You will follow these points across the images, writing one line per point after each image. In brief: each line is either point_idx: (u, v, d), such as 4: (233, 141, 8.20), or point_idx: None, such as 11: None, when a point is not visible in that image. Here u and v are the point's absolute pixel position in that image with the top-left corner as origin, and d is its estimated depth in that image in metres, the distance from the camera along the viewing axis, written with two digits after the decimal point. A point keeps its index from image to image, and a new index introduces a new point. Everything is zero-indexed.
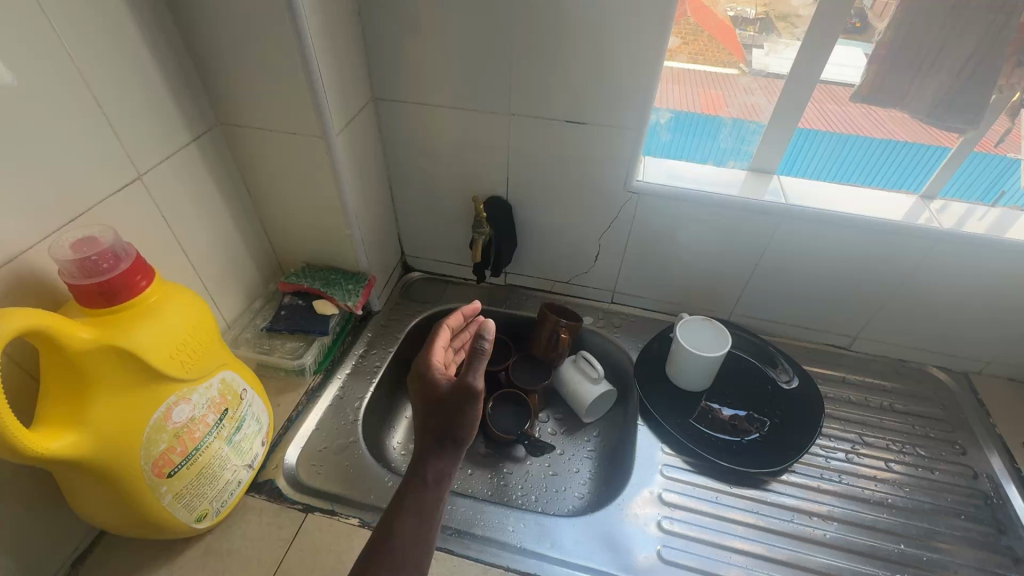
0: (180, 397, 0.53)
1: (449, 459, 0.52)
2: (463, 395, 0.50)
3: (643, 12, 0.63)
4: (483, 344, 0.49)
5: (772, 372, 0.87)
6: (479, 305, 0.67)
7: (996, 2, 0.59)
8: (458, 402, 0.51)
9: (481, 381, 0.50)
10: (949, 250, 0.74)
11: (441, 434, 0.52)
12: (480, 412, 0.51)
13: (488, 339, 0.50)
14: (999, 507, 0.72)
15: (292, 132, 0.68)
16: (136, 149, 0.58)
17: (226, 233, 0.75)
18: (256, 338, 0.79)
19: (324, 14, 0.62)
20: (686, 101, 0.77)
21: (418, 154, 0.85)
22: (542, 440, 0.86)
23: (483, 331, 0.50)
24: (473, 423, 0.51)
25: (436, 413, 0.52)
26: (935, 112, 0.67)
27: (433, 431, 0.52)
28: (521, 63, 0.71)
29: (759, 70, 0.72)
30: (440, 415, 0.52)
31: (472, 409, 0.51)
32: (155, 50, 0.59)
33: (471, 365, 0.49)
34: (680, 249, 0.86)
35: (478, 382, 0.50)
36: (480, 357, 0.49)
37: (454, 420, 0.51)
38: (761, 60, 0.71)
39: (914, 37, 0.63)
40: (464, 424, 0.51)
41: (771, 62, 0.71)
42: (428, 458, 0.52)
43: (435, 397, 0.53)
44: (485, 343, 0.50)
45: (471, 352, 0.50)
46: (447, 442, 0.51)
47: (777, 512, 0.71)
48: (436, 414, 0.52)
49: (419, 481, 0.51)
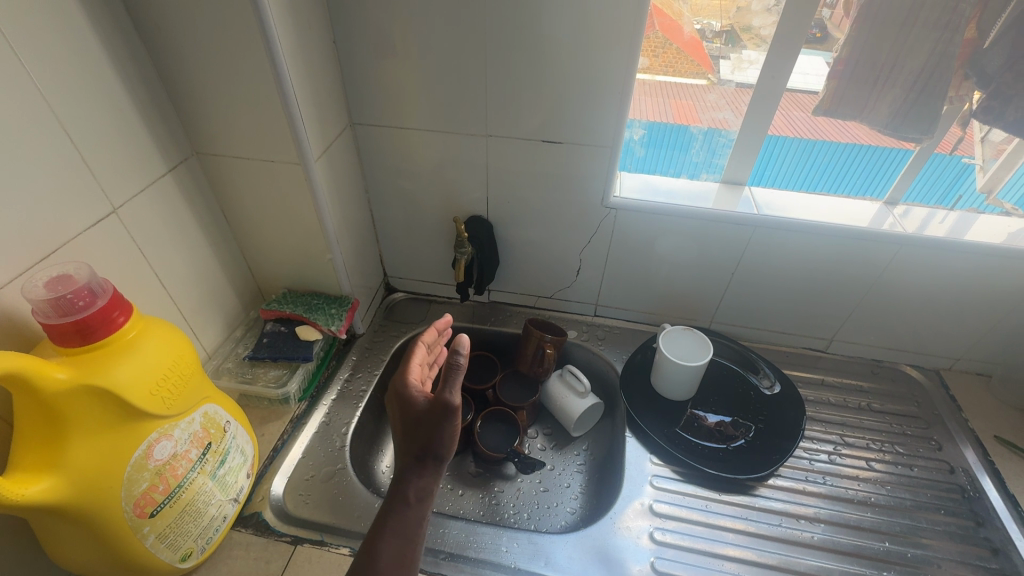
0: (161, 434, 0.52)
1: (430, 476, 0.52)
2: (442, 411, 0.51)
3: (611, 35, 0.65)
4: (459, 359, 0.50)
5: (754, 377, 0.87)
6: (450, 317, 0.67)
7: (942, 21, 0.62)
8: (437, 417, 0.51)
9: (458, 397, 0.51)
10: (914, 254, 0.78)
11: (422, 450, 0.52)
12: (459, 427, 0.51)
13: (464, 354, 0.51)
14: (976, 500, 0.74)
15: (270, 159, 0.69)
16: (111, 182, 0.58)
17: (205, 263, 0.74)
18: (237, 367, 0.77)
19: (300, 45, 0.63)
20: (659, 113, 0.79)
21: (399, 176, 0.86)
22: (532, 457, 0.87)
23: (459, 347, 0.51)
24: (453, 438, 0.52)
25: (415, 431, 0.52)
26: (892, 124, 0.69)
27: (414, 449, 0.52)
28: (496, 86, 0.72)
29: (726, 81, 0.75)
30: (420, 432, 0.52)
31: (451, 425, 0.51)
32: (128, 82, 0.58)
33: (448, 381, 0.50)
34: (659, 260, 0.88)
35: (455, 398, 0.50)
36: (456, 372, 0.50)
37: (433, 437, 0.51)
38: (727, 72, 0.74)
39: (868, 55, 0.66)
40: (444, 440, 0.51)
41: (736, 76, 0.74)
42: (410, 477, 0.52)
43: (414, 415, 0.53)
44: (461, 357, 0.50)
45: (447, 368, 0.50)
46: (427, 459, 0.52)
47: (766, 517, 0.72)
48: (416, 431, 0.52)
49: (401, 502, 0.50)
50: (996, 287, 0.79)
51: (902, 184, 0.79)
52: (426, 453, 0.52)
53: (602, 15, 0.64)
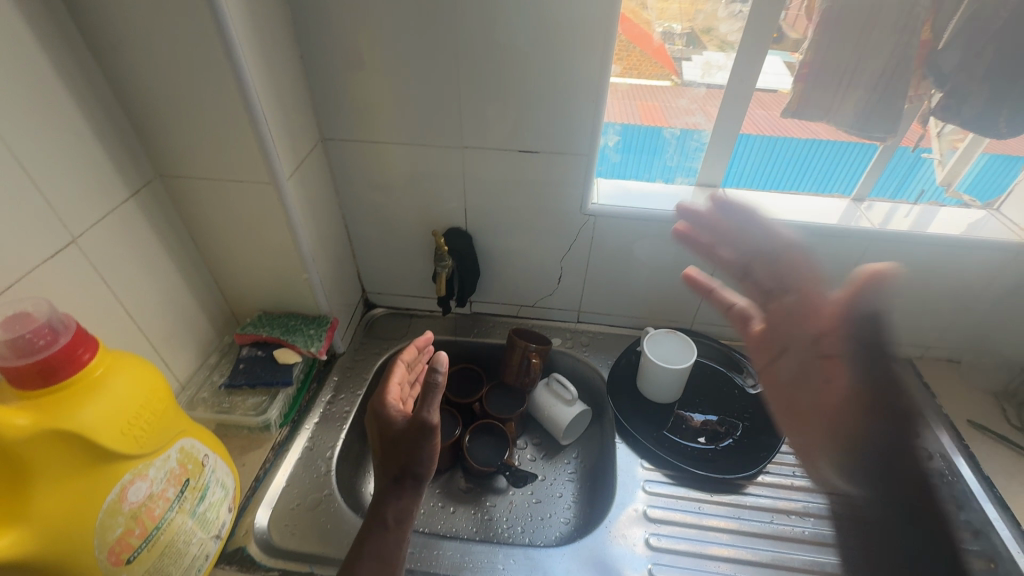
0: (135, 475, 0.49)
1: (409, 497, 0.56)
2: (421, 430, 0.55)
3: (583, 46, 0.66)
4: (437, 377, 0.53)
5: (737, 376, 0.89)
6: (430, 334, 0.72)
7: (900, 26, 0.64)
8: (417, 436, 0.55)
9: (436, 416, 0.54)
10: (882, 247, 0.80)
11: (403, 470, 0.56)
12: (437, 446, 0.55)
13: (442, 372, 0.54)
14: (955, 483, 0.77)
15: (240, 180, 0.66)
16: (69, 211, 0.55)
17: (173, 289, 0.71)
18: (214, 396, 0.74)
19: (266, 62, 0.61)
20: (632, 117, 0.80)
21: (374, 191, 0.84)
22: (524, 469, 0.86)
23: (436, 365, 0.54)
24: (431, 457, 0.56)
25: (396, 451, 0.56)
26: (859, 124, 0.71)
27: (394, 469, 0.56)
28: (470, 97, 0.72)
29: (689, 82, 0.77)
30: (399, 453, 0.56)
31: (430, 444, 0.55)
32: (83, 105, 0.56)
33: (426, 401, 0.54)
34: (638, 264, 0.89)
35: (432, 417, 0.54)
36: (433, 390, 0.54)
37: (413, 457, 0.55)
38: (690, 73, 0.76)
39: (831, 58, 0.68)
40: (423, 460, 0.55)
41: (699, 76, 0.76)
42: (391, 498, 0.56)
43: (393, 435, 0.57)
44: (440, 375, 0.53)
45: (426, 386, 0.54)
46: (408, 479, 0.56)
47: (758, 515, 0.73)
48: (397, 452, 0.57)
49: (381, 523, 0.55)
50: (959, 275, 0.82)
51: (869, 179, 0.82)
52: (406, 472, 0.56)
53: (574, 24, 0.64)
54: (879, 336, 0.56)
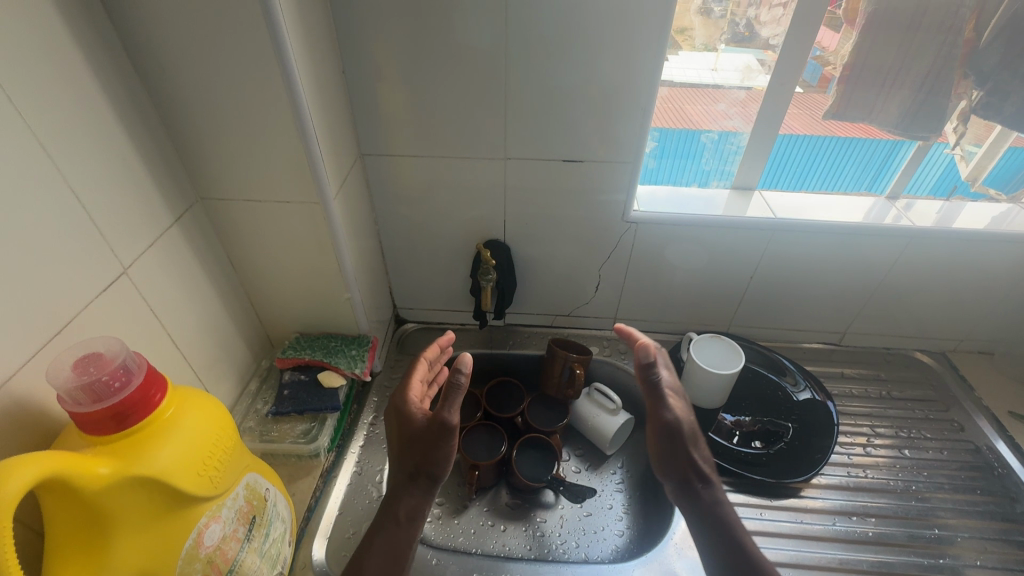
0: (210, 517, 0.47)
1: (420, 495, 0.63)
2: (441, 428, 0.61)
3: (634, 55, 0.65)
4: (460, 378, 0.59)
5: (783, 382, 0.88)
6: (453, 334, 0.74)
7: (945, 26, 0.65)
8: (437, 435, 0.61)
9: (456, 416, 0.60)
10: (921, 244, 0.81)
11: (419, 469, 0.62)
12: (455, 446, 0.61)
13: (465, 372, 0.59)
14: (1006, 476, 0.77)
15: (285, 201, 0.64)
16: (120, 241, 0.52)
17: (214, 316, 0.68)
18: (259, 425, 0.71)
19: (315, 79, 0.59)
20: (669, 117, 0.78)
21: (411, 205, 0.82)
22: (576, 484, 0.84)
23: (460, 366, 0.60)
24: (447, 458, 0.62)
25: (414, 449, 0.63)
26: (902, 124, 0.72)
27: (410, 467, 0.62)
28: (515, 108, 0.70)
29: (668, 80, 0.74)
30: (417, 451, 0.62)
31: (448, 443, 0.61)
32: (131, 129, 0.53)
33: (448, 401, 0.59)
34: (678, 269, 0.88)
35: (453, 418, 0.60)
36: (456, 390, 0.59)
37: (431, 455, 0.61)
38: (669, 70, 0.74)
39: (874, 60, 0.68)
40: (439, 461, 0.61)
41: (676, 72, 0.74)
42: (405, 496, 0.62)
43: (413, 432, 0.63)
44: (463, 376, 0.58)
45: (449, 388, 0.59)
46: (422, 479, 0.62)
47: (820, 519, 0.72)
48: (414, 449, 0.63)
49: (393, 519, 0.61)
50: (996, 268, 0.83)
51: (902, 180, 0.84)
52: (421, 472, 0.62)
53: (624, 31, 0.63)
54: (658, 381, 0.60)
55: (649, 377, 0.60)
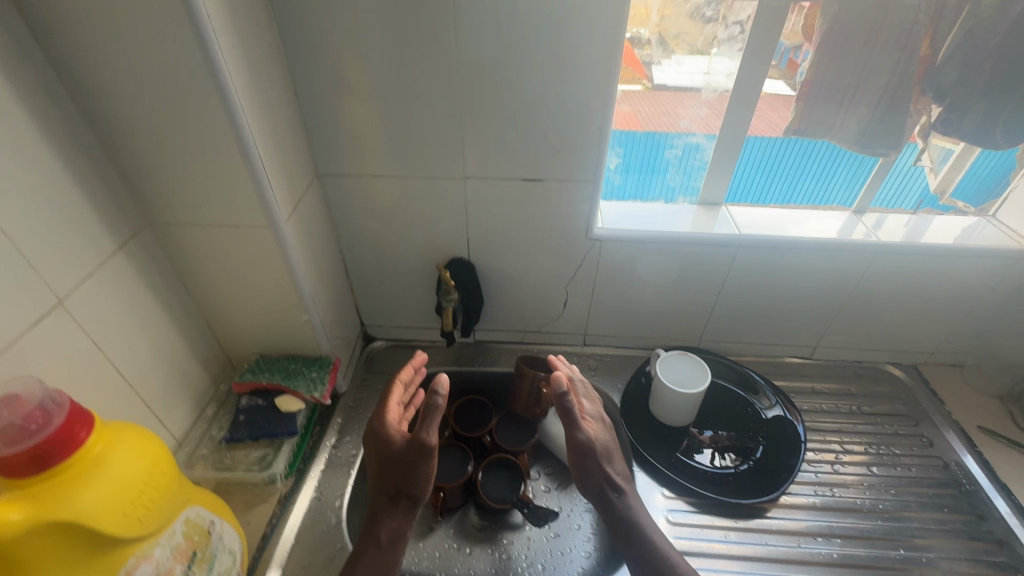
0: (141, 558, 0.46)
1: (401, 518, 0.65)
2: (421, 449, 0.62)
3: (586, 74, 0.65)
4: (437, 400, 0.61)
5: (754, 399, 0.87)
6: (425, 355, 0.75)
7: (901, 43, 0.63)
8: (416, 455, 0.62)
9: (435, 436, 0.62)
10: (886, 259, 0.81)
11: (400, 490, 0.64)
12: (434, 465, 0.63)
13: (442, 394, 0.60)
14: (973, 493, 0.77)
15: (235, 225, 0.63)
16: (55, 272, 0.51)
17: (167, 341, 0.67)
18: (213, 452, 0.70)
19: (261, 103, 0.58)
20: (641, 118, 0.76)
21: (373, 223, 0.81)
22: (541, 505, 0.83)
23: (437, 388, 0.61)
24: (426, 477, 0.64)
25: (396, 470, 0.64)
26: (862, 140, 0.70)
27: (390, 490, 0.65)
28: (471, 128, 0.70)
29: (660, 84, 0.74)
30: (397, 472, 0.64)
31: (427, 463, 0.63)
32: (67, 156, 0.52)
33: (427, 421, 0.61)
34: (645, 285, 0.88)
35: (432, 438, 0.62)
36: (434, 411, 0.61)
37: (411, 476, 0.63)
38: (660, 74, 0.73)
39: (832, 76, 0.67)
40: (419, 482, 0.64)
41: (669, 76, 0.73)
42: (387, 519, 0.64)
43: (392, 454, 0.65)
44: (440, 397, 0.60)
45: (427, 408, 0.60)
46: (403, 499, 0.64)
47: (784, 540, 0.72)
48: (395, 471, 0.64)
49: (376, 542, 0.63)
50: (962, 282, 0.83)
51: (868, 193, 0.83)
52: (402, 492, 0.64)
53: (576, 50, 0.63)
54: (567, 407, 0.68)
55: (563, 405, 0.68)
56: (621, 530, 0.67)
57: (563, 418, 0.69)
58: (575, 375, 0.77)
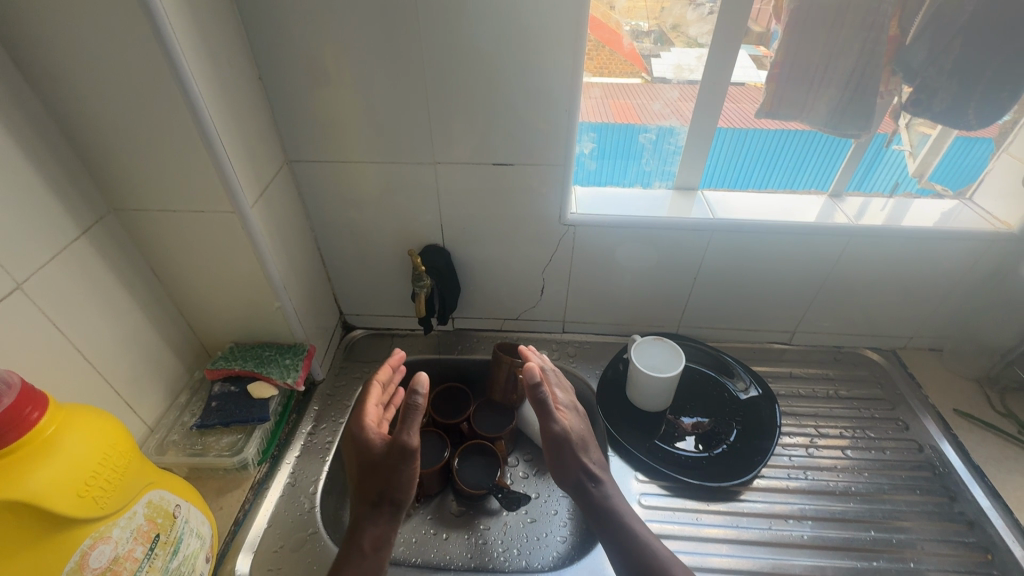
0: (97, 538, 0.46)
1: (385, 524, 0.64)
2: (403, 451, 0.62)
3: (551, 58, 0.64)
4: (417, 399, 0.60)
5: (729, 382, 0.87)
6: (402, 352, 0.75)
7: (868, 23, 0.63)
8: (398, 457, 0.62)
9: (415, 438, 0.62)
10: (861, 242, 0.81)
11: (383, 494, 0.64)
12: (415, 468, 0.63)
13: (422, 393, 0.60)
14: (947, 475, 0.77)
15: (200, 210, 0.63)
16: (12, 256, 0.51)
17: (135, 328, 0.67)
18: (185, 438, 0.70)
19: (221, 87, 0.58)
20: (613, 112, 0.77)
21: (347, 211, 0.81)
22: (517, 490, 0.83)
23: (417, 387, 0.60)
24: (410, 481, 0.64)
25: (378, 474, 0.64)
26: (833, 122, 0.70)
27: (373, 496, 0.64)
28: (439, 113, 0.70)
29: (660, 79, 0.74)
30: (380, 477, 0.63)
31: (410, 466, 0.63)
32: (24, 140, 0.52)
33: (407, 423, 0.61)
34: (621, 271, 0.87)
35: (412, 440, 0.62)
36: (415, 411, 0.60)
37: (394, 480, 0.63)
38: (660, 68, 0.73)
39: (801, 57, 0.67)
40: (402, 486, 0.63)
41: (668, 69, 0.73)
42: (370, 526, 0.63)
43: (373, 458, 0.64)
44: (419, 397, 0.60)
45: (407, 409, 0.60)
46: (387, 503, 0.64)
47: (756, 522, 0.72)
48: (377, 475, 0.64)
49: (359, 551, 0.62)
50: (937, 265, 0.83)
51: (844, 177, 0.82)
52: (386, 496, 0.64)
53: (542, 34, 0.62)
54: (541, 398, 0.68)
55: (537, 396, 0.68)
56: (611, 534, 0.65)
57: (537, 410, 0.69)
58: (547, 365, 0.78)
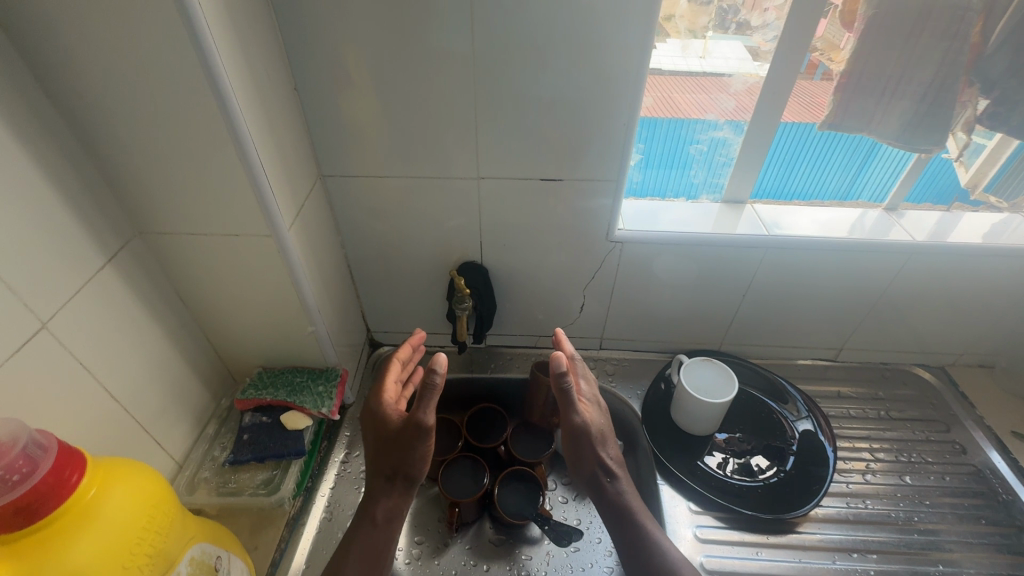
0: None
1: (398, 497, 0.63)
2: (417, 429, 0.59)
3: (612, 68, 0.60)
4: (434, 378, 0.56)
5: (782, 407, 0.84)
6: (424, 333, 0.72)
7: (950, 30, 0.59)
8: (413, 436, 0.60)
9: (431, 417, 0.59)
10: (922, 260, 0.77)
11: (396, 470, 0.62)
12: (429, 446, 0.61)
13: (440, 372, 0.56)
14: (1010, 503, 0.74)
15: (234, 234, 0.58)
16: (36, 293, 0.46)
17: (163, 358, 0.63)
18: (216, 474, 0.66)
19: (259, 102, 0.53)
20: (662, 107, 0.70)
21: (381, 227, 0.77)
22: (565, 525, 0.75)
23: (435, 367, 0.56)
24: (423, 458, 0.61)
25: (392, 450, 0.61)
26: (903, 136, 0.66)
27: (386, 470, 0.63)
28: (486, 126, 0.65)
29: (656, 69, 0.67)
30: (393, 453, 0.62)
31: (424, 444, 0.60)
32: (47, 165, 0.47)
33: (423, 401, 0.58)
34: (667, 288, 0.83)
35: (427, 418, 0.59)
36: (431, 391, 0.57)
37: (408, 457, 0.61)
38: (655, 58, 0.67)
39: (873, 65, 0.63)
40: (414, 462, 0.61)
41: (665, 61, 0.67)
42: (382, 498, 0.62)
43: (388, 433, 0.62)
44: (437, 376, 0.56)
45: (424, 387, 0.57)
46: (400, 479, 0.62)
47: (819, 557, 0.69)
48: (391, 451, 0.62)
49: (370, 522, 0.62)
50: (998, 283, 0.80)
51: (901, 190, 0.79)
52: (399, 472, 0.62)
53: (603, 43, 0.58)
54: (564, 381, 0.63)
55: (563, 387, 0.64)
56: (619, 521, 0.64)
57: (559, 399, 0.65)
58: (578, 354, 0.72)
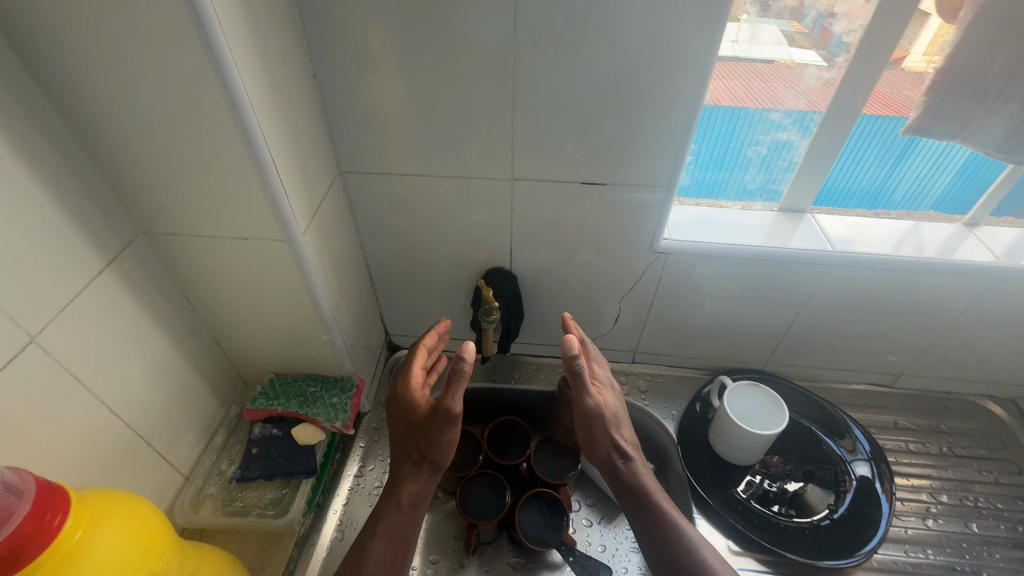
0: None
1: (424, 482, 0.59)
2: (444, 417, 0.56)
3: (671, 61, 0.52)
4: (463, 366, 0.53)
5: (837, 443, 0.77)
6: (447, 323, 0.68)
7: None
8: (440, 423, 0.56)
9: (459, 405, 0.55)
10: (1008, 286, 0.69)
11: (423, 455, 0.58)
12: (456, 435, 0.57)
13: (469, 361, 0.53)
14: None
15: (244, 237, 0.53)
16: (24, 305, 0.41)
17: (169, 366, 0.58)
18: (222, 490, 0.62)
19: (272, 92, 0.48)
20: (728, 95, 0.62)
21: (403, 228, 0.71)
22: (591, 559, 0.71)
23: (464, 354, 0.53)
24: (450, 446, 0.58)
25: (419, 437, 0.58)
26: (1005, 145, 0.57)
27: (412, 455, 0.59)
28: (523, 122, 0.58)
29: None
30: (419, 439, 0.58)
31: (451, 430, 0.57)
32: (38, 161, 0.42)
33: (451, 387, 0.54)
34: (711, 304, 0.76)
35: (456, 406, 0.55)
36: (459, 377, 0.53)
37: (436, 445, 0.57)
38: None
39: (976, 64, 0.54)
40: (442, 448, 0.58)
41: None
42: (408, 483, 0.59)
43: (415, 419, 0.59)
44: (466, 364, 0.52)
45: (451, 373, 0.53)
46: (426, 464, 0.58)
47: None
48: (418, 436, 0.58)
49: (394, 504, 0.58)
50: None
51: (987, 204, 0.70)
52: (426, 458, 0.59)
53: (663, 31, 0.50)
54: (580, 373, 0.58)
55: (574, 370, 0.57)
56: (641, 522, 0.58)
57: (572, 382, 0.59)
58: (588, 337, 0.66)
